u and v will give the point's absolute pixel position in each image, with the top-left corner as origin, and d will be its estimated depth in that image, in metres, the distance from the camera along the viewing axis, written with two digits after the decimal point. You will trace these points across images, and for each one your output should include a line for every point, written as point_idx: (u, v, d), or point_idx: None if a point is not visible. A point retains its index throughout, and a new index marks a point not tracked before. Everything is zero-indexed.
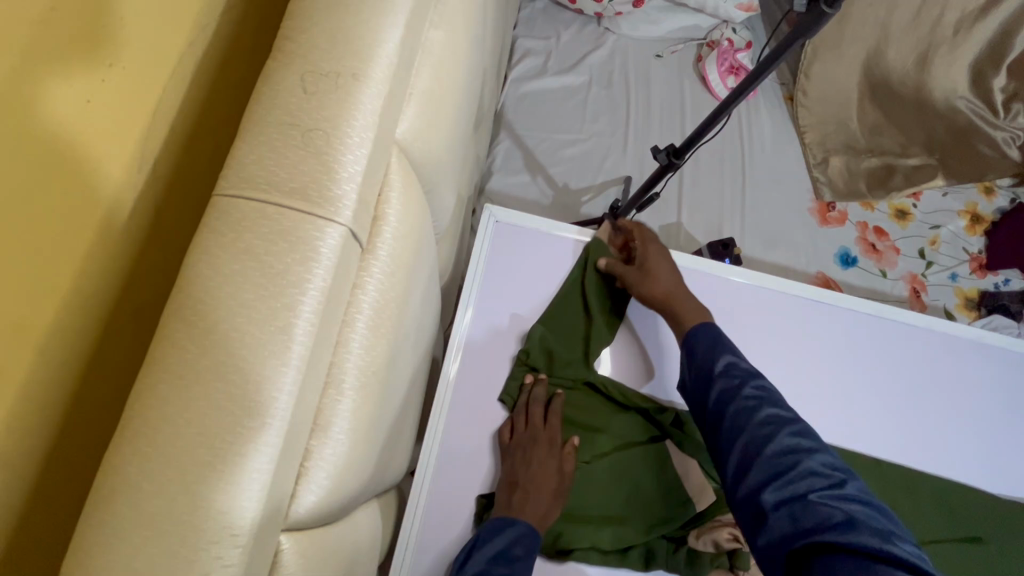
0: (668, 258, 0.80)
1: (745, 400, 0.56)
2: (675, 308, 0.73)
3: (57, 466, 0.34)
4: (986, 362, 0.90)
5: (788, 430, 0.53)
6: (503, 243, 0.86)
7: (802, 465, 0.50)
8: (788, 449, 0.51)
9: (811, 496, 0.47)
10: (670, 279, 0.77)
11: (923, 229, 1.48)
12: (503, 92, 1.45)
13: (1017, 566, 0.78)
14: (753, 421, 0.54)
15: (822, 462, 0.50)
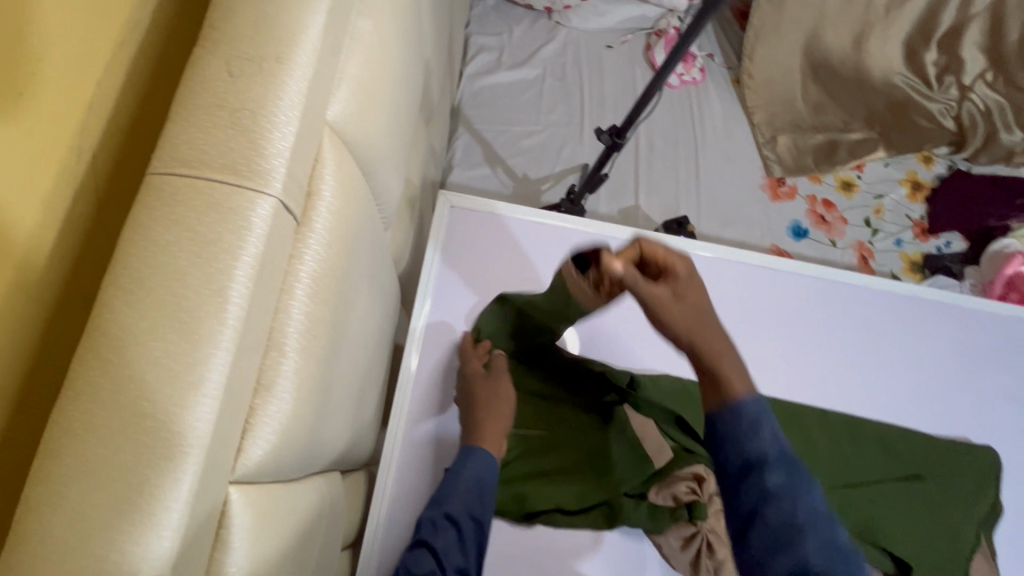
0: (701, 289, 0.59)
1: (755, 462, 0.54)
2: (720, 360, 0.56)
3: (12, 437, 0.36)
4: (926, 315, 0.94)
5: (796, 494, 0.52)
6: (460, 228, 0.89)
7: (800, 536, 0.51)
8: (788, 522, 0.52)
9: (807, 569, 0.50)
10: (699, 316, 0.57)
11: (867, 199, 1.55)
12: (459, 88, 1.48)
13: (955, 500, 0.81)
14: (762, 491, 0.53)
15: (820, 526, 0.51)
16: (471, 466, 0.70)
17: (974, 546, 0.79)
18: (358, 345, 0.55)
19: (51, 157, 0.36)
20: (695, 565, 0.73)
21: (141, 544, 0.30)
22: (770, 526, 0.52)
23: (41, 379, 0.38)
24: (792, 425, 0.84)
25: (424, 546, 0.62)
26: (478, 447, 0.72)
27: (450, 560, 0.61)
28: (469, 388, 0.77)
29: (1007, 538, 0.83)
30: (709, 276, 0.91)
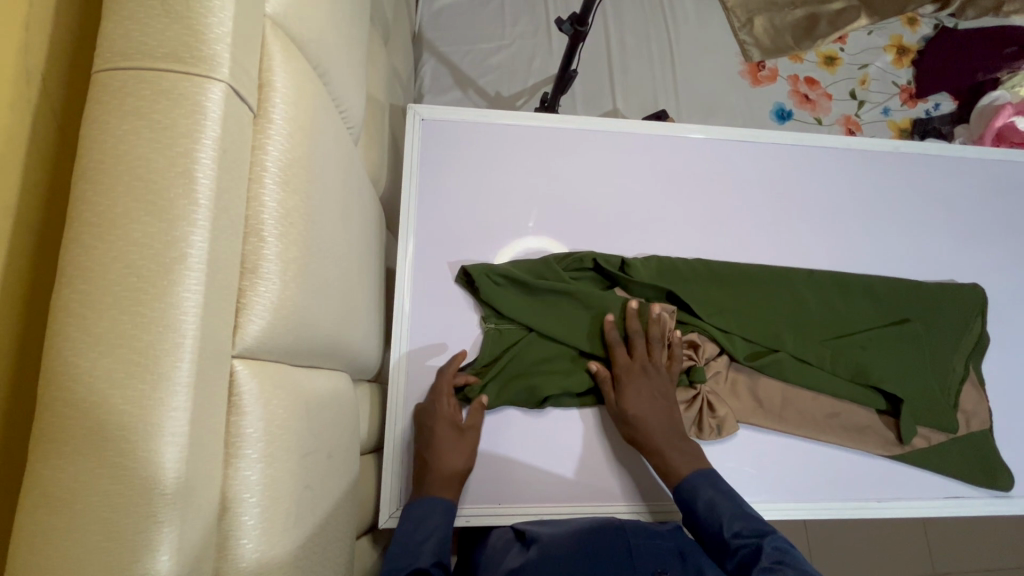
0: (654, 409, 0.71)
1: (704, 491, 0.66)
2: (660, 461, 0.70)
3: (31, 313, 0.38)
4: (904, 168, 0.95)
5: (729, 502, 0.65)
6: (436, 139, 0.86)
7: (726, 525, 0.63)
8: (725, 518, 0.64)
9: (730, 538, 0.62)
10: (659, 410, 0.72)
11: (852, 71, 1.49)
12: (418, 12, 1.43)
13: (942, 336, 0.85)
14: (709, 506, 0.65)
15: (740, 520, 0.63)
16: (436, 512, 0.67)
17: (961, 376, 0.84)
18: (339, 248, 0.57)
19: (14, 35, 0.35)
20: (699, 423, 0.77)
21: (156, 399, 0.33)
22: (706, 517, 0.65)
23: (46, 258, 0.39)
24: (785, 286, 0.84)
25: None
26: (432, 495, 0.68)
27: None
28: (432, 434, 0.71)
29: (994, 367, 0.87)
30: (688, 155, 0.90)
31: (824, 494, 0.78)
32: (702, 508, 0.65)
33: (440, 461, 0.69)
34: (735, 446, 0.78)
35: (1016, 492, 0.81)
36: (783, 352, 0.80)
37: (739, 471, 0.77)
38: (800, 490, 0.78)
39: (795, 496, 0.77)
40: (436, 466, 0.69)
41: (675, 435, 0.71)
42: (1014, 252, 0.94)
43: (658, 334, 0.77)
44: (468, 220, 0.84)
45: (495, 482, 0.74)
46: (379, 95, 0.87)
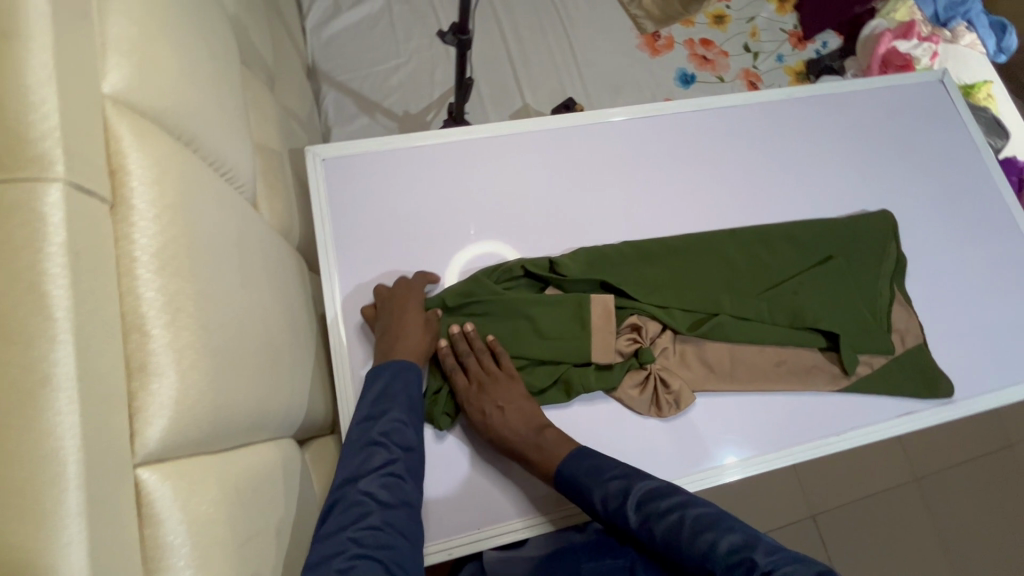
0: (502, 417, 0.71)
1: (569, 478, 0.67)
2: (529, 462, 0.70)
3: None
4: (801, 113, 0.99)
5: (592, 476, 0.66)
6: (341, 176, 0.84)
7: (596, 498, 0.65)
8: (594, 491, 0.66)
9: (604, 509, 0.65)
10: (511, 414, 0.71)
11: (741, 27, 1.55)
12: (307, 45, 1.39)
13: (863, 265, 0.89)
14: (578, 489, 0.66)
15: (607, 486, 0.65)
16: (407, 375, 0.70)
17: (888, 299, 0.88)
18: (250, 316, 0.54)
19: None
20: (656, 402, 0.78)
21: (45, 537, 0.30)
22: (578, 497, 0.67)
23: None
24: (712, 250, 0.86)
25: (373, 445, 0.63)
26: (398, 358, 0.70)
27: (400, 449, 0.64)
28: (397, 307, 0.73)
29: (917, 283, 0.92)
30: (596, 142, 0.91)
31: (794, 439, 0.81)
32: (571, 491, 0.67)
33: (405, 333, 0.71)
34: (696, 414, 0.80)
35: (959, 395, 0.86)
36: (721, 314, 0.82)
37: (713, 435, 0.79)
38: (770, 440, 0.80)
39: (771, 447, 0.80)
40: (398, 334, 0.71)
41: (535, 430, 0.70)
42: (915, 172, 0.99)
43: (481, 347, 0.76)
44: (391, 250, 0.82)
45: (481, 505, 0.73)
46: (273, 143, 0.84)
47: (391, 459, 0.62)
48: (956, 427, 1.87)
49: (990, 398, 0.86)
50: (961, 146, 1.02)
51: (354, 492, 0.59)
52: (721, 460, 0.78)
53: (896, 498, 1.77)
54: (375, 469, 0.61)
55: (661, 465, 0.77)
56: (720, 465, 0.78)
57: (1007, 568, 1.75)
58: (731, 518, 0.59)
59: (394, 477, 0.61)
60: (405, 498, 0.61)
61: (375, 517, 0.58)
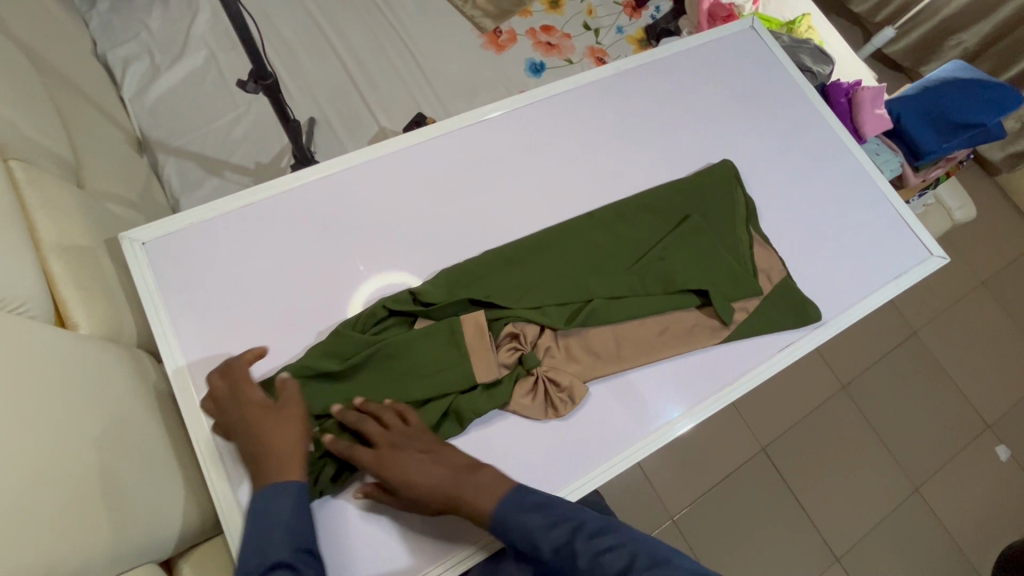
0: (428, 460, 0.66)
1: (518, 520, 0.64)
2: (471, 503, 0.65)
3: None
4: (628, 87, 1.03)
5: (540, 517, 0.64)
6: (169, 257, 0.77)
7: (542, 542, 0.63)
8: (541, 533, 0.63)
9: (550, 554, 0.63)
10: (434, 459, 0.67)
11: (577, 7, 1.57)
12: (130, 116, 1.28)
13: (718, 216, 0.92)
14: (525, 531, 0.64)
15: (555, 527, 0.64)
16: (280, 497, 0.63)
17: (748, 243, 0.91)
18: (33, 444, 0.51)
19: None
20: (551, 403, 0.76)
21: None
22: (522, 545, 0.64)
23: None
24: (572, 238, 0.86)
25: None
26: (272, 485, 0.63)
27: None
28: (250, 427, 0.65)
29: (768, 220, 0.97)
30: (438, 158, 0.90)
31: (706, 389, 0.83)
32: (516, 535, 0.64)
33: (269, 450, 0.64)
34: (598, 399, 0.80)
35: (829, 314, 0.91)
36: (595, 298, 0.82)
37: (652, 397, 0.81)
38: (700, 387, 0.83)
39: (694, 399, 0.82)
40: (259, 454, 0.64)
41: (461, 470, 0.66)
42: (745, 116, 1.05)
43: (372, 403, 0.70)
44: (242, 321, 0.76)
45: (397, 550, 0.70)
46: (82, 240, 0.76)
47: None
48: (864, 327, 2.02)
49: (856, 309, 0.92)
50: (779, 84, 1.09)
51: None
52: (664, 417, 0.80)
53: (828, 409, 1.89)
54: None
55: (606, 440, 0.78)
56: (668, 422, 0.80)
57: (935, 441, 1.91)
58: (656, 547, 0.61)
59: None
60: None
61: None
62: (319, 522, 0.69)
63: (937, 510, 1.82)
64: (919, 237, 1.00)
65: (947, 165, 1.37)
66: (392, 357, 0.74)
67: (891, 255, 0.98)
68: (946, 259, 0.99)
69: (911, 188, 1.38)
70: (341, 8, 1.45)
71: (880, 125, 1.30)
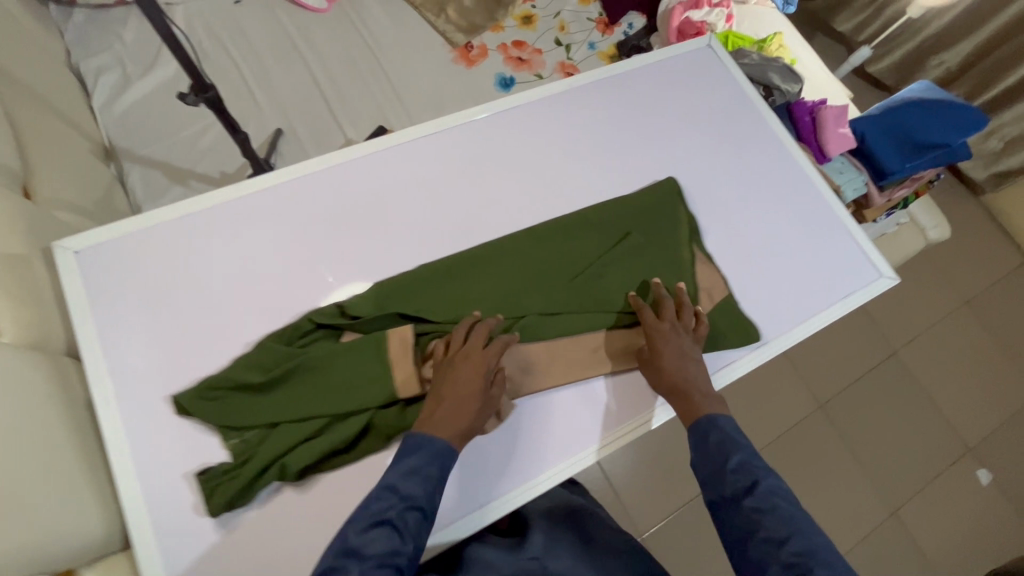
0: (678, 349, 0.80)
1: (718, 446, 0.71)
2: (691, 397, 0.77)
3: None
4: (580, 103, 1.04)
5: (733, 460, 0.69)
6: (102, 267, 0.78)
7: (728, 465, 0.68)
8: (729, 463, 0.68)
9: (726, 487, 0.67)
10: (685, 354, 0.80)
11: (549, 23, 1.59)
12: (100, 124, 1.29)
13: (659, 234, 0.92)
14: (718, 454, 0.70)
15: (737, 465, 0.68)
16: (437, 441, 0.67)
17: (690, 260, 0.91)
18: None
19: None
20: None
21: None
22: (708, 464, 0.70)
23: None
24: (507, 254, 0.87)
25: (385, 490, 0.63)
26: (436, 436, 0.67)
27: (415, 498, 0.62)
28: (447, 369, 0.72)
29: (713, 238, 0.96)
30: (380, 173, 0.91)
31: (645, 405, 0.84)
32: (714, 439, 0.72)
33: (452, 394, 0.70)
34: (529, 417, 0.80)
35: (769, 335, 0.91)
36: (524, 315, 0.82)
37: (592, 410, 0.82)
38: (641, 401, 0.84)
39: (627, 419, 0.83)
40: (452, 391, 0.70)
41: (695, 370, 0.79)
42: (697, 135, 1.05)
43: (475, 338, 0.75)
44: (173, 332, 0.77)
45: (478, 487, 0.76)
46: (17, 248, 0.76)
47: (387, 506, 0.61)
48: (844, 346, 1.99)
49: (797, 330, 0.91)
50: (731, 103, 1.09)
51: (342, 545, 0.58)
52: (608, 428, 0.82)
53: (804, 429, 1.86)
54: (374, 516, 0.60)
55: (549, 447, 0.79)
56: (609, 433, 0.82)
57: (915, 463, 1.87)
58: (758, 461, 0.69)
59: (382, 528, 0.60)
60: (395, 550, 0.59)
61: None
62: (231, 538, 0.68)
63: (915, 534, 1.78)
64: (868, 258, 1.00)
65: (913, 185, 1.36)
66: (315, 370, 0.74)
67: (838, 276, 0.97)
68: (894, 281, 0.98)
69: (878, 208, 1.35)
70: (314, 22, 1.48)
71: (843, 144, 1.30)
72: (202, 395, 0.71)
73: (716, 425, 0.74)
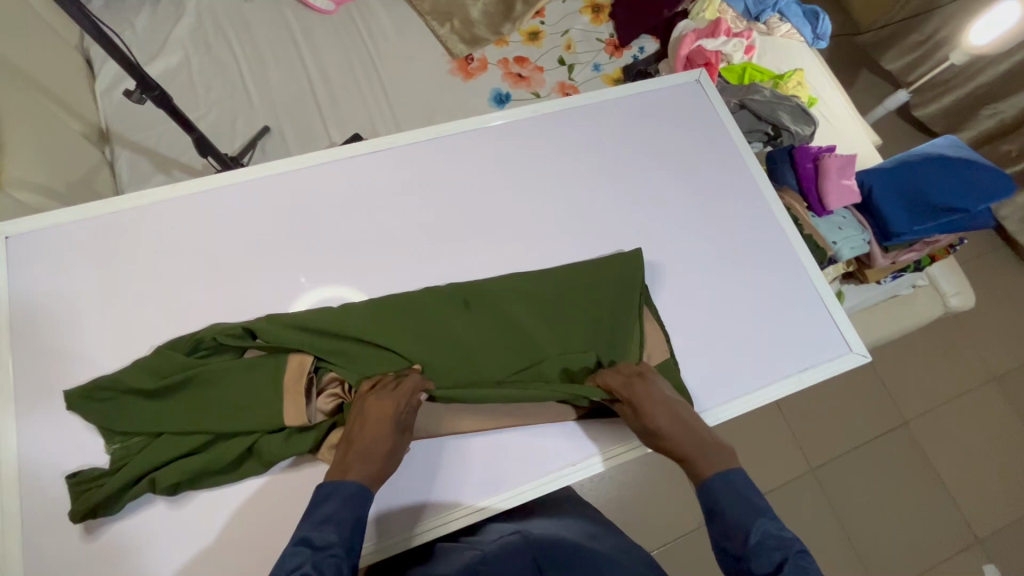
0: (663, 407, 0.73)
1: (727, 486, 0.69)
2: (691, 457, 0.71)
3: None
4: (547, 131, 0.98)
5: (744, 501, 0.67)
6: (27, 255, 0.79)
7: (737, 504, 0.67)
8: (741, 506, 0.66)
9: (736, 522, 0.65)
10: (674, 415, 0.73)
11: (556, 40, 1.54)
12: (100, 108, 1.34)
13: (603, 281, 0.85)
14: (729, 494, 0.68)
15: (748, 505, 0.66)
16: (348, 484, 0.64)
17: (636, 319, 0.84)
18: None
19: None
20: None
21: None
22: (717, 500, 0.68)
23: None
24: (438, 320, 0.80)
25: (300, 542, 0.58)
26: (347, 478, 0.64)
27: (326, 550, 0.58)
28: (366, 411, 0.69)
29: (665, 291, 0.89)
30: (321, 186, 0.88)
31: (571, 455, 0.79)
32: (720, 480, 0.69)
33: (366, 434, 0.67)
34: (456, 453, 0.77)
35: (707, 405, 0.83)
36: (434, 365, 0.78)
37: (518, 454, 0.78)
38: (572, 449, 0.80)
39: (553, 467, 0.78)
40: (363, 436, 0.67)
41: (691, 432, 0.72)
42: (669, 176, 0.98)
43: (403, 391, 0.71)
44: (83, 327, 0.77)
45: (418, 498, 0.74)
46: None
47: (302, 560, 0.57)
48: (852, 408, 1.80)
49: (739, 404, 0.84)
50: (715, 144, 1.01)
51: None
52: (534, 473, 0.77)
53: (793, 492, 1.68)
54: (293, 572, 0.55)
55: (475, 483, 0.76)
56: (535, 480, 0.77)
57: (919, 549, 1.68)
58: (759, 499, 0.67)
59: (311, 575, 0.55)
60: None
61: None
62: (99, 545, 0.67)
63: None
64: (841, 330, 0.91)
65: (923, 250, 1.25)
66: (207, 385, 0.72)
67: (800, 348, 0.89)
68: (867, 359, 0.89)
69: (881, 269, 1.26)
70: (319, 23, 1.49)
71: (845, 198, 1.19)
72: (95, 396, 0.71)
73: (716, 464, 0.71)
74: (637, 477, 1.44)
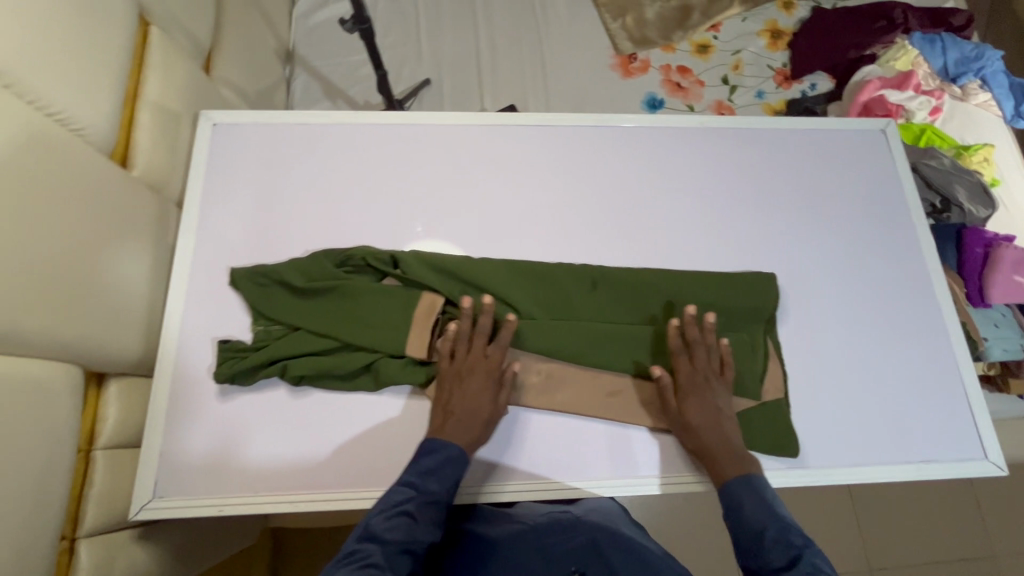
0: (706, 408, 0.74)
1: (755, 513, 0.66)
2: (712, 460, 0.73)
3: None
4: (712, 144, 0.95)
5: (776, 528, 0.64)
6: (227, 143, 0.89)
7: (766, 531, 0.64)
8: (775, 533, 0.64)
9: (766, 552, 0.63)
10: (712, 422, 0.74)
11: (725, 58, 1.50)
12: (292, 31, 1.48)
13: (736, 308, 0.83)
14: (760, 521, 0.65)
15: (776, 532, 0.64)
16: (447, 450, 0.69)
17: (762, 354, 0.82)
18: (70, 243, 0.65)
19: None
20: None
21: None
22: (744, 525, 0.66)
23: None
24: (566, 299, 0.82)
25: (404, 483, 0.66)
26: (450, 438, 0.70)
27: (424, 494, 0.65)
28: (466, 361, 0.74)
29: (796, 335, 0.85)
30: (483, 145, 0.91)
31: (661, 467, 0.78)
32: (749, 505, 0.67)
33: (466, 388, 0.72)
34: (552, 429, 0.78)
35: (808, 461, 0.79)
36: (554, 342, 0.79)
37: (609, 449, 0.78)
38: (663, 462, 0.78)
39: (640, 473, 0.78)
40: (462, 391, 0.72)
41: (724, 445, 0.73)
42: (829, 221, 0.92)
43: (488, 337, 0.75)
44: (255, 216, 0.86)
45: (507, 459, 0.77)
46: (176, 104, 0.90)
47: (404, 499, 0.65)
48: (934, 521, 1.63)
49: (843, 474, 0.79)
50: (888, 201, 0.95)
51: (364, 532, 0.61)
52: (622, 471, 0.77)
53: None
54: (394, 506, 0.64)
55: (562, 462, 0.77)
56: (620, 479, 0.77)
57: None
58: (777, 504, 0.67)
59: (406, 516, 0.63)
60: (411, 543, 0.61)
61: (375, 555, 0.58)
62: (226, 407, 0.76)
63: None
64: (979, 434, 0.83)
65: None
66: (347, 297, 0.79)
67: (929, 438, 0.82)
68: (1002, 474, 0.81)
69: None
70: None
71: (1012, 294, 1.07)
72: (255, 279, 0.79)
73: (751, 489, 0.69)
74: (685, 514, 1.39)
